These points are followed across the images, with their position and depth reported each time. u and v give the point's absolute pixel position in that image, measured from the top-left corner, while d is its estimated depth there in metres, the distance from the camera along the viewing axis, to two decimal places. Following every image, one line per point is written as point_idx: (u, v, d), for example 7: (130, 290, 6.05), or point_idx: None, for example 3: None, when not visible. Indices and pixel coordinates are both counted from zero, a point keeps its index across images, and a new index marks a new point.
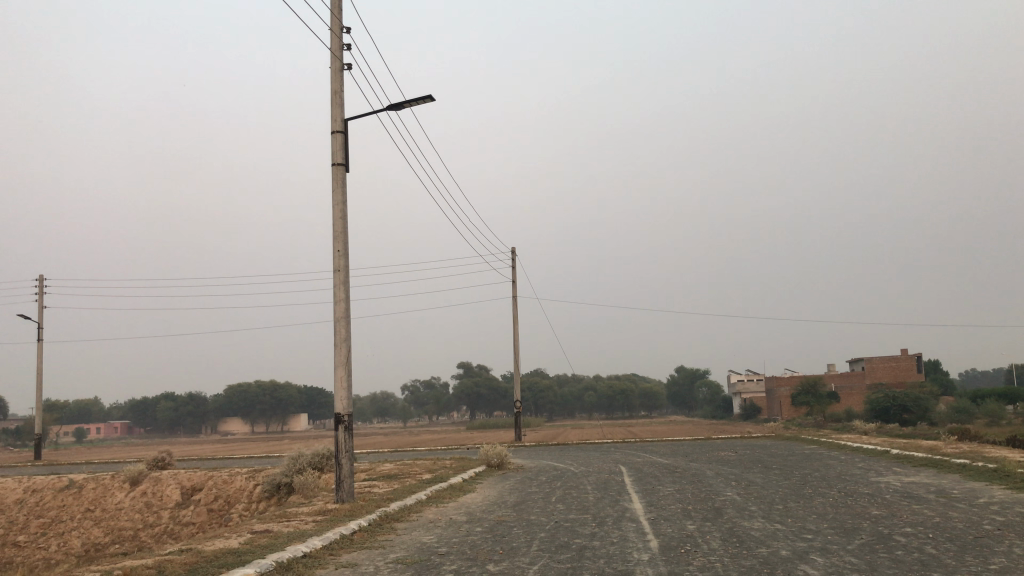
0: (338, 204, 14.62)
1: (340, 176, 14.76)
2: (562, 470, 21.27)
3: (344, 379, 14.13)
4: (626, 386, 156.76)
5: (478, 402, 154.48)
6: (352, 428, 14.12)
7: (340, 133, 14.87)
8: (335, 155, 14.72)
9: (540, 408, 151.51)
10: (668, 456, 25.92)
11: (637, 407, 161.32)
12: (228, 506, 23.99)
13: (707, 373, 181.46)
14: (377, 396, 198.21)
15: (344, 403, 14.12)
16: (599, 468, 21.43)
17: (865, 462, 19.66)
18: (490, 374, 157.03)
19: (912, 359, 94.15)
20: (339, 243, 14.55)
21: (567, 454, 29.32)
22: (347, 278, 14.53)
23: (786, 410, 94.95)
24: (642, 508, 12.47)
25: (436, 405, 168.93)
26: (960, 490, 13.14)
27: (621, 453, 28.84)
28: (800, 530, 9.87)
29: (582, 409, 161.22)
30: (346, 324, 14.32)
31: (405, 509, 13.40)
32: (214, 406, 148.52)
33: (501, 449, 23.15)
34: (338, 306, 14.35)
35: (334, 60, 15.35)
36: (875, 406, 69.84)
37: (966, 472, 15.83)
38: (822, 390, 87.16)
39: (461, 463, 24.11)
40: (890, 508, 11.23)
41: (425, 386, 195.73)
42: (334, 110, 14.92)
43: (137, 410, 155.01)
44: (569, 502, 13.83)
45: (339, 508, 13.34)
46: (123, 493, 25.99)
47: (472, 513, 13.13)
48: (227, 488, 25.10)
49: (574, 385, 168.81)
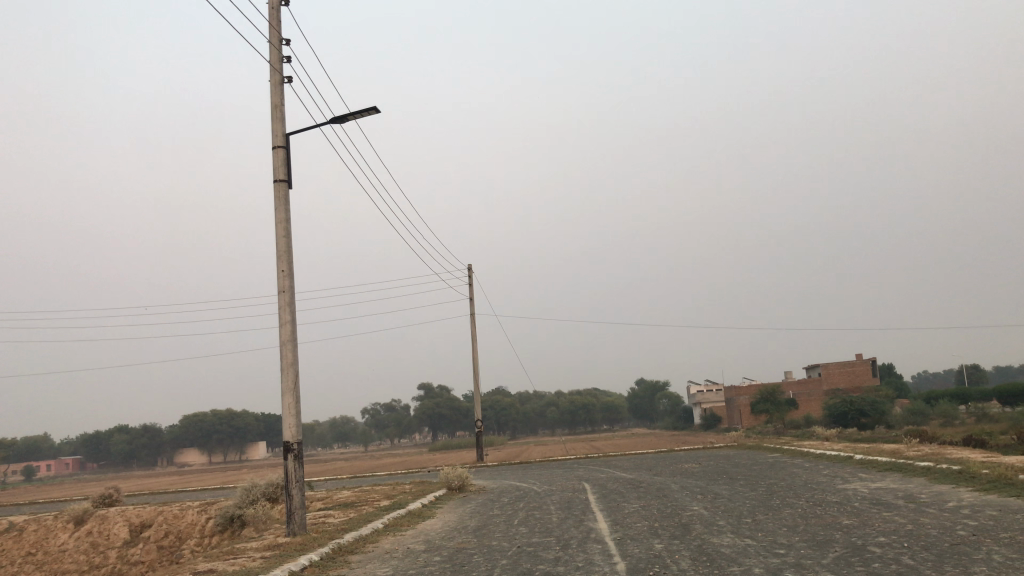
0: (281, 221, 14.03)
1: (282, 193, 14.15)
2: (525, 490, 20.73)
3: (292, 405, 13.48)
4: (588, 400, 156.83)
5: (440, 422, 153.20)
6: (302, 456, 13.46)
7: (282, 149, 14.25)
8: (276, 171, 14.11)
9: (502, 426, 150.78)
10: (632, 471, 25.50)
11: (600, 421, 161.44)
12: (178, 543, 22.98)
13: (667, 385, 182.36)
14: (338, 421, 195.60)
15: (293, 430, 13.46)
16: (562, 486, 20.93)
17: (830, 469, 19.46)
18: (452, 394, 155.93)
19: (867, 364, 95.46)
20: (283, 262, 13.94)
21: (531, 473, 28.78)
22: (293, 299, 13.91)
23: (746, 419, 95.56)
24: (608, 529, 11.99)
25: (398, 428, 167.16)
26: (929, 494, 12.92)
27: (585, 469, 28.39)
28: (771, 545, 9.48)
29: (544, 425, 160.77)
30: (293, 348, 13.69)
31: (359, 539, 12.76)
32: (170, 437, 145.02)
33: (462, 471, 22.51)
34: (283, 328, 13.73)
35: (274, 73, 14.79)
36: (834, 412, 70.49)
37: (932, 475, 15.65)
38: (781, 398, 87.88)
39: (422, 487, 23.43)
40: (861, 517, 10.92)
41: (386, 409, 193.64)
42: (275, 125, 14.33)
43: (89, 444, 150.70)
44: (532, 525, 13.32)
45: (289, 542, 12.64)
46: (67, 534, 24.87)
47: (431, 541, 12.54)
48: (178, 523, 24.07)
49: (537, 402, 168.38)
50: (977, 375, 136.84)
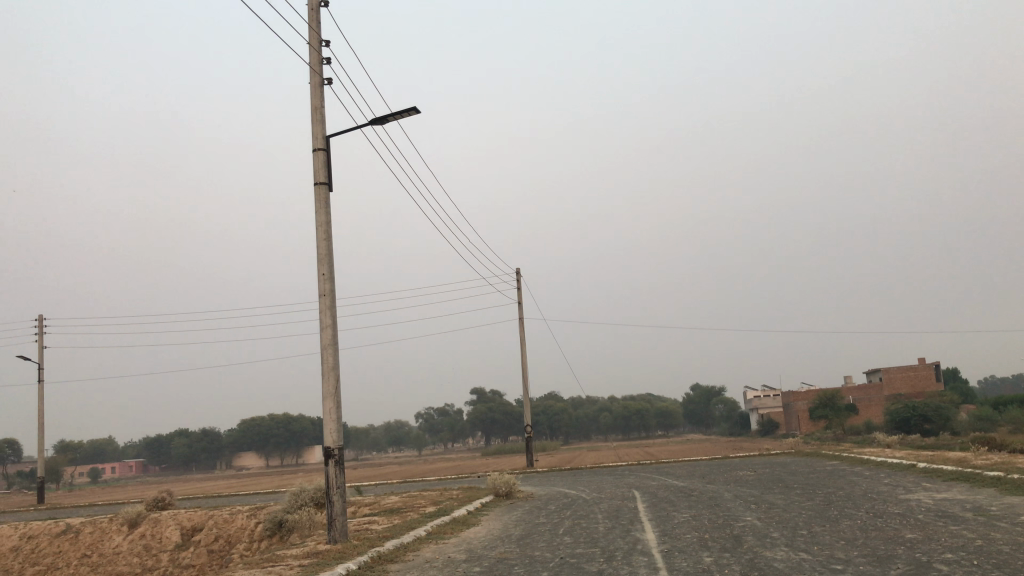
0: (321, 225, 13.88)
1: (322, 196, 14.02)
2: (573, 497, 20.34)
3: (332, 410, 13.28)
4: (641, 406, 155.37)
5: (493, 427, 153.20)
6: (343, 462, 13.26)
7: (322, 151, 14.13)
8: (317, 174, 13.99)
9: (555, 432, 150.11)
10: (684, 477, 24.90)
11: (654, 427, 159.74)
12: (228, 547, 23.06)
13: (722, 390, 179.69)
14: (392, 425, 197.13)
15: (334, 436, 13.29)
16: (611, 494, 20.45)
17: (891, 477, 18.68)
18: (504, 399, 155.83)
19: (931, 368, 92.58)
20: (324, 266, 13.78)
21: (580, 479, 28.35)
22: (334, 303, 13.75)
23: (804, 424, 93.50)
24: (655, 540, 11.52)
25: (451, 432, 167.68)
26: (999, 507, 12.17)
27: (636, 476, 27.85)
28: (827, 560, 8.95)
29: (598, 431, 159.64)
30: (334, 352, 13.52)
31: (401, 548, 12.50)
32: (229, 441, 147.69)
33: (509, 477, 22.18)
34: (324, 331, 13.59)
35: (313, 75, 14.69)
36: (895, 418, 68.46)
37: (1000, 485, 14.84)
38: (840, 403, 85.73)
39: (469, 493, 23.16)
40: (925, 531, 10.29)
41: (439, 413, 194.51)
42: (315, 127, 14.22)
43: (151, 447, 154.29)
44: (576, 534, 12.93)
45: (329, 550, 12.44)
46: (121, 536, 25.18)
47: (472, 550, 12.23)
48: (228, 527, 24.19)
49: (589, 407, 167.37)
50: None
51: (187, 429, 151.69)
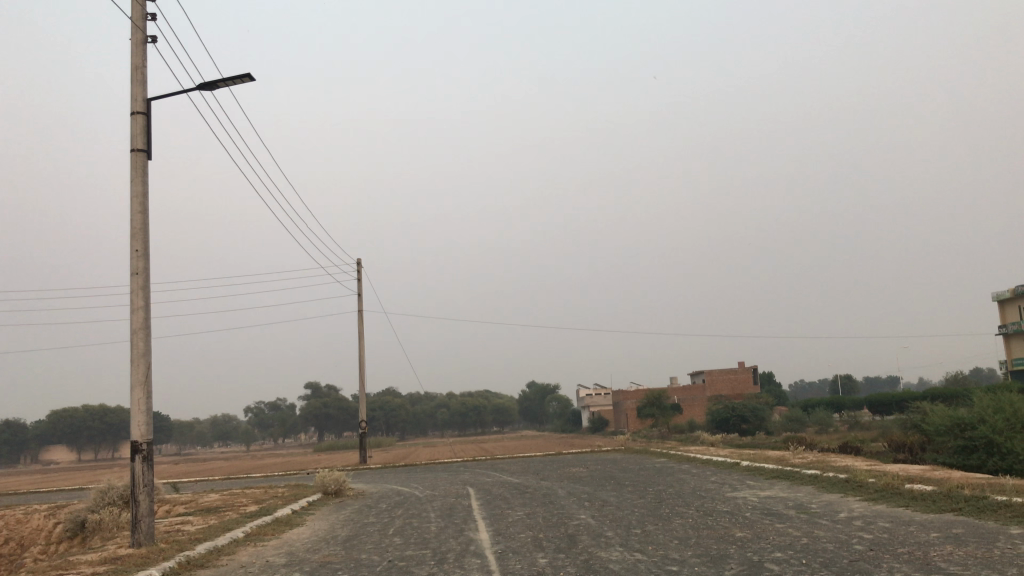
0: (138, 195, 12.50)
1: (140, 164, 12.62)
2: (405, 495, 19.68)
3: (141, 401, 11.98)
4: (478, 402, 156.36)
5: (327, 422, 149.53)
6: (151, 458, 11.97)
7: (142, 115, 12.72)
8: (135, 139, 12.58)
9: (391, 427, 148.43)
10: (519, 474, 24.71)
11: (490, 423, 161.24)
12: (20, 550, 20.79)
13: (557, 388, 183.95)
14: (220, 419, 188.54)
15: (141, 429, 12.00)
16: (444, 491, 19.92)
17: (717, 475, 19.23)
18: (340, 393, 152.46)
19: (749, 372, 98.39)
20: (138, 241, 12.41)
21: (414, 476, 27.69)
22: (148, 284, 12.42)
23: (632, 423, 97.04)
24: (488, 540, 11.09)
25: (282, 427, 162.32)
26: (819, 504, 12.60)
27: (470, 473, 27.49)
28: (662, 561, 8.79)
29: (434, 426, 159.28)
30: (146, 338, 12.20)
31: (213, 551, 11.43)
32: (36, 434, 136.11)
33: (339, 474, 21.22)
34: (135, 314, 12.24)
35: (135, 30, 13.19)
36: (716, 418, 72.10)
37: (819, 483, 15.46)
38: (666, 403, 89.44)
39: (296, 491, 21.98)
40: (753, 530, 10.40)
41: (271, 408, 187.81)
42: (135, 87, 12.78)
43: None
44: (406, 535, 12.30)
45: (130, 556, 11.17)
46: None
47: (293, 553, 11.35)
48: (21, 528, 21.84)
49: (427, 403, 166.64)
50: (849, 385, 143.30)
51: None
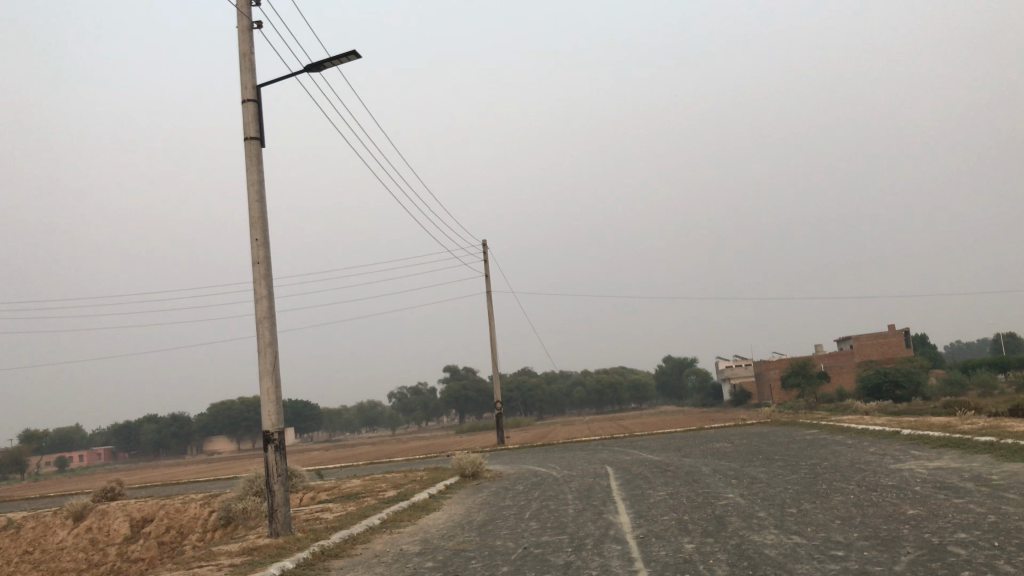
0: (254, 184, 12.50)
1: (254, 152, 12.63)
2: (543, 475, 19.21)
3: (270, 389, 11.97)
4: (615, 379, 155.28)
5: (466, 405, 152.37)
6: (284, 447, 11.92)
7: (253, 102, 12.66)
8: (247, 128, 12.57)
9: (529, 407, 149.66)
10: (659, 452, 23.86)
11: (627, 399, 159.94)
12: (180, 538, 21.74)
13: (694, 361, 180.42)
14: (365, 405, 195.70)
15: (273, 419, 11.97)
16: (582, 471, 19.35)
17: (875, 445, 17.74)
18: (477, 376, 154.83)
19: (901, 335, 92.85)
20: (257, 230, 12.41)
21: (551, 456, 27.29)
22: (269, 272, 12.42)
23: (777, 393, 93.78)
24: (629, 523, 10.35)
25: (424, 411, 166.75)
26: (1001, 475, 11.18)
27: (608, 451, 26.79)
28: (825, 546, 7.81)
29: (571, 405, 159.39)
30: (271, 326, 12.17)
31: (349, 540, 11.25)
32: (200, 426, 145.31)
33: (475, 457, 21.02)
34: (259, 302, 12.25)
35: (241, 17, 13.17)
36: (867, 384, 68.43)
37: (996, 452, 13.85)
38: (812, 371, 85.77)
39: (434, 475, 21.97)
40: (927, 507, 9.23)
41: (413, 392, 193.33)
42: (244, 76, 12.74)
43: (121, 435, 151.58)
44: (543, 519, 11.77)
45: (269, 545, 11.14)
46: (66, 530, 23.71)
47: (428, 540, 11.01)
48: (180, 517, 22.82)
49: (563, 381, 167.15)
50: (1014, 344, 133.12)
51: (157, 415, 149.16)
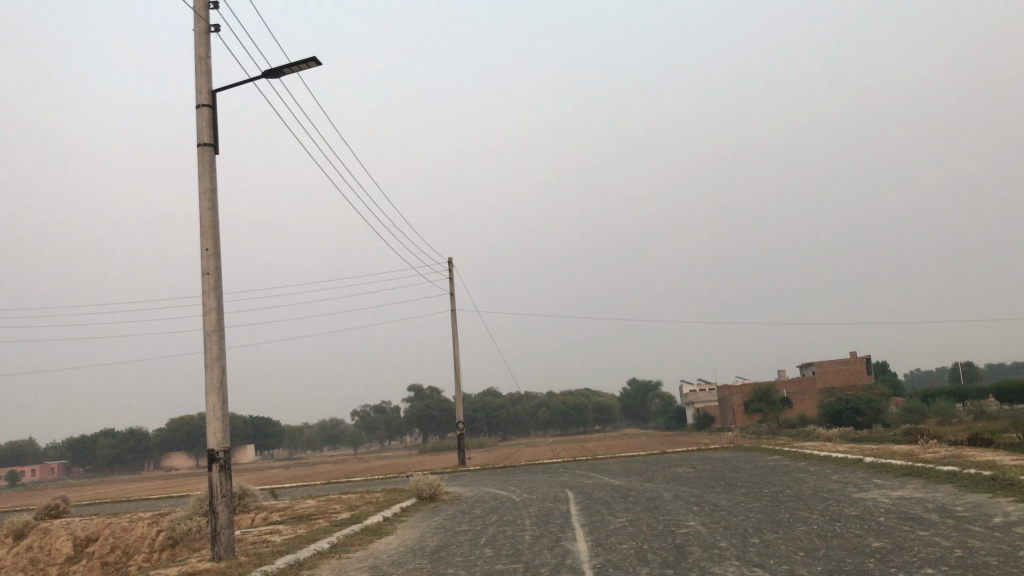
0: (206, 191, 12.03)
1: (208, 159, 12.17)
2: (502, 499, 18.77)
3: (217, 406, 11.46)
4: (580, 401, 154.97)
5: (430, 424, 151.07)
6: (229, 467, 11.40)
7: (206, 108, 12.23)
8: (201, 134, 12.12)
9: (493, 428, 148.90)
10: (620, 476, 23.49)
11: (592, 422, 159.60)
12: (125, 558, 20.91)
13: (659, 384, 180.85)
14: (328, 423, 193.35)
15: (218, 437, 11.43)
16: (543, 495, 18.94)
17: (838, 473, 17.55)
18: (442, 395, 153.70)
19: (862, 362, 93.72)
20: (207, 240, 11.92)
21: (513, 479, 26.82)
22: (219, 283, 11.92)
23: (740, 418, 94.09)
24: (586, 553, 9.98)
25: (387, 430, 165.01)
26: (966, 506, 11.01)
27: (570, 475, 26.41)
28: None
29: (536, 426, 158.86)
30: (219, 340, 11.69)
31: (293, 566, 10.73)
32: (158, 441, 142.33)
33: (433, 478, 20.51)
34: (208, 315, 11.75)
35: (198, 20, 12.76)
36: (829, 411, 68.81)
37: (959, 482, 13.70)
38: (774, 397, 86.21)
39: (391, 496, 21.40)
40: (892, 539, 8.97)
41: (376, 410, 191.45)
42: (199, 80, 12.31)
43: (75, 449, 148.09)
44: (498, 545, 11.36)
45: (208, 571, 10.59)
46: (5, 549, 22.72)
47: (377, 567, 10.53)
48: (126, 536, 21.98)
49: (528, 402, 166.57)
50: (972, 372, 135.01)
51: (113, 429, 145.96)
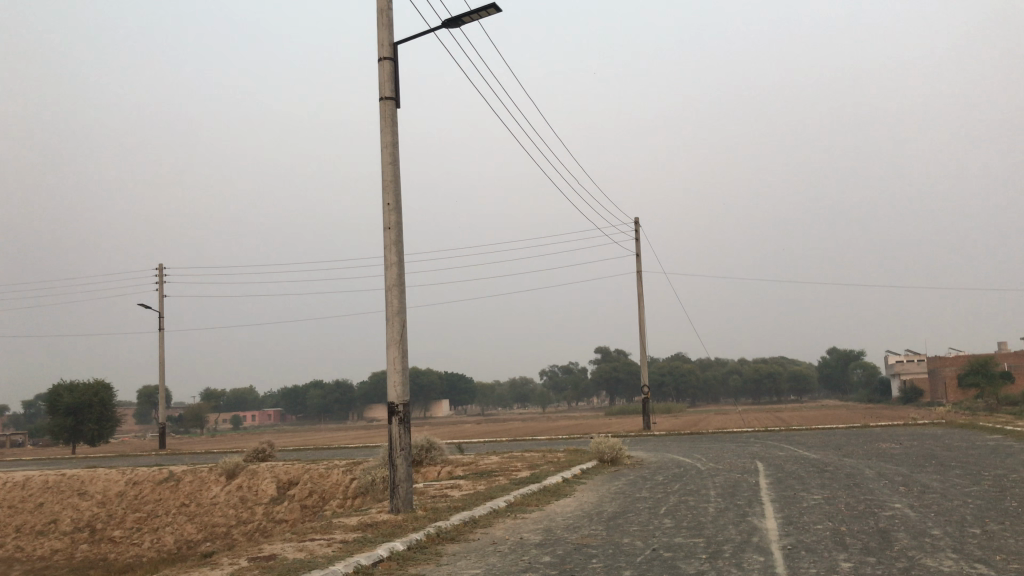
0: (388, 145, 12.04)
1: (390, 113, 12.17)
2: (686, 466, 18.02)
3: (397, 359, 11.52)
4: (773, 369, 149.11)
5: (617, 387, 150.94)
6: (408, 421, 11.48)
7: (389, 60, 12.22)
8: (383, 88, 12.14)
9: (681, 393, 146.80)
10: (816, 448, 21.98)
11: (786, 391, 153.30)
12: (321, 502, 22.14)
13: (861, 354, 170.73)
14: (517, 382, 198.19)
15: (398, 391, 11.52)
16: (730, 465, 17.98)
17: None
18: (629, 359, 152.93)
19: None
20: (388, 195, 11.94)
21: (699, 446, 25.92)
22: (400, 238, 11.93)
23: (952, 392, 86.90)
24: (775, 531, 9.14)
25: (574, 391, 166.70)
26: None
27: (761, 445, 25.10)
28: None
29: (726, 393, 154.95)
30: (400, 294, 11.71)
31: (468, 522, 10.66)
32: (361, 394, 151.70)
33: (614, 441, 20.06)
34: (389, 270, 11.80)
35: None
36: None
37: None
38: (994, 370, 78.82)
39: (573, 456, 21.16)
40: None
41: (564, 371, 194.01)
42: (382, 32, 12.32)
43: (289, 397, 161.08)
44: (679, 516, 10.72)
45: (386, 522, 10.72)
46: (219, 487, 24.70)
47: (552, 530, 10.22)
48: (322, 482, 23.24)
49: (718, 368, 162.53)
50: None
51: (322, 381, 157.11)
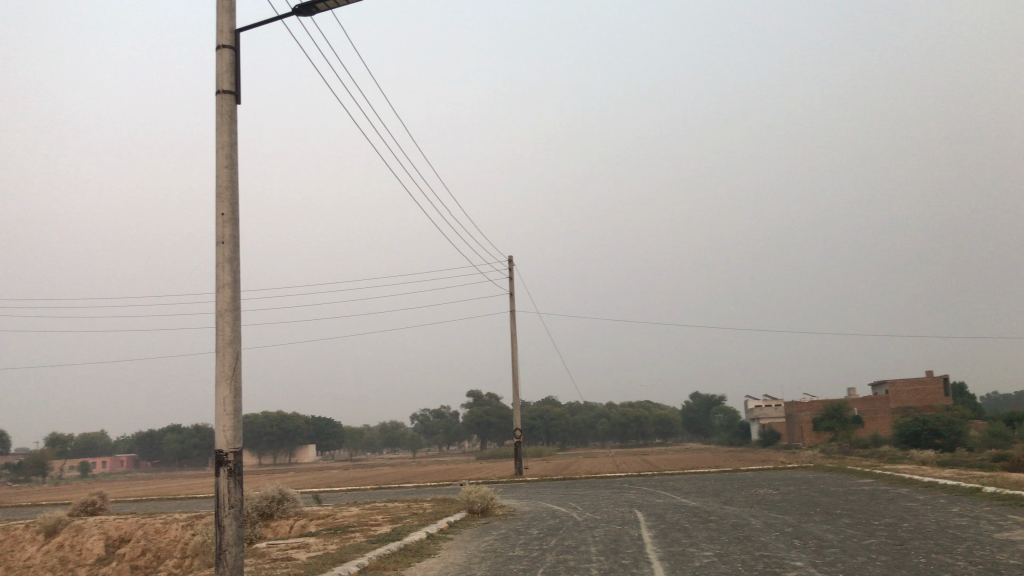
0: (224, 144, 10.31)
1: (227, 109, 10.47)
2: (562, 517, 16.66)
3: (227, 399, 9.65)
4: (641, 413, 151.37)
5: (489, 430, 149.45)
6: (240, 473, 9.61)
7: (229, 49, 10.57)
8: (221, 79, 10.46)
9: (552, 437, 146.61)
10: (693, 495, 21.09)
11: (653, 435, 155.71)
12: (155, 563, 19.51)
13: (722, 399, 175.99)
14: (387, 427, 193.52)
15: (228, 437, 9.62)
16: (609, 515, 16.71)
17: (958, 505, 14.96)
18: (501, 402, 151.90)
19: (940, 382, 88.11)
20: (224, 203, 10.15)
21: (574, 492, 24.67)
22: (236, 254, 10.14)
23: (807, 436, 90.17)
24: None
25: (445, 435, 164.14)
26: None
27: (638, 491, 24.06)
28: None
29: (595, 436, 155.99)
30: (234, 321, 9.87)
31: None
32: None
33: (485, 490, 18.50)
34: (221, 292, 9.97)
35: None
36: (905, 432, 64.85)
37: None
38: (847, 415, 82.37)
39: (440, 507, 19.38)
40: None
41: (435, 415, 190.99)
42: (221, 17, 10.67)
43: (143, 442, 150.94)
44: None
45: None
46: (34, 546, 21.49)
47: None
48: (159, 539, 20.53)
49: (588, 412, 163.67)
50: None
51: (179, 425, 148.07)
